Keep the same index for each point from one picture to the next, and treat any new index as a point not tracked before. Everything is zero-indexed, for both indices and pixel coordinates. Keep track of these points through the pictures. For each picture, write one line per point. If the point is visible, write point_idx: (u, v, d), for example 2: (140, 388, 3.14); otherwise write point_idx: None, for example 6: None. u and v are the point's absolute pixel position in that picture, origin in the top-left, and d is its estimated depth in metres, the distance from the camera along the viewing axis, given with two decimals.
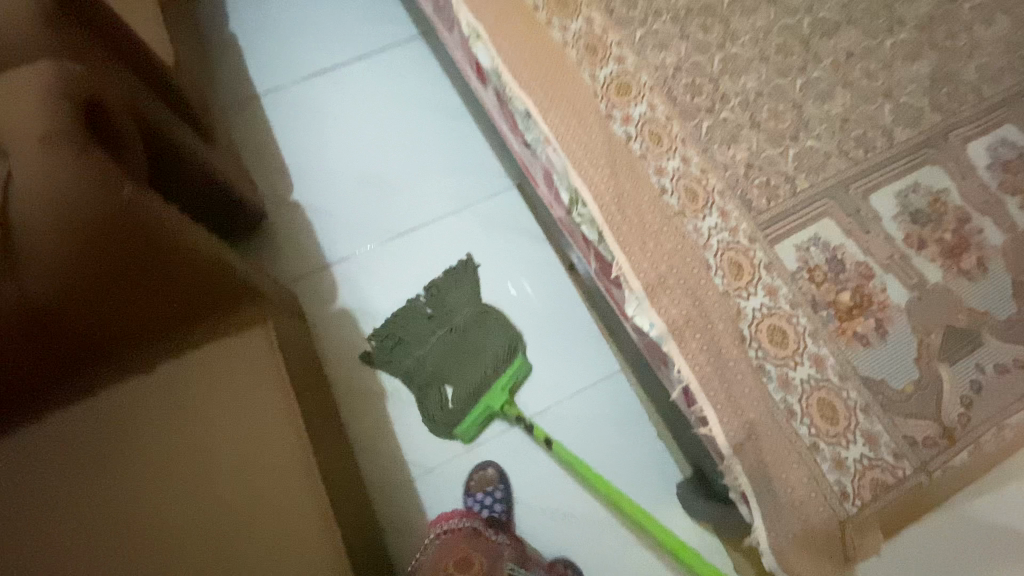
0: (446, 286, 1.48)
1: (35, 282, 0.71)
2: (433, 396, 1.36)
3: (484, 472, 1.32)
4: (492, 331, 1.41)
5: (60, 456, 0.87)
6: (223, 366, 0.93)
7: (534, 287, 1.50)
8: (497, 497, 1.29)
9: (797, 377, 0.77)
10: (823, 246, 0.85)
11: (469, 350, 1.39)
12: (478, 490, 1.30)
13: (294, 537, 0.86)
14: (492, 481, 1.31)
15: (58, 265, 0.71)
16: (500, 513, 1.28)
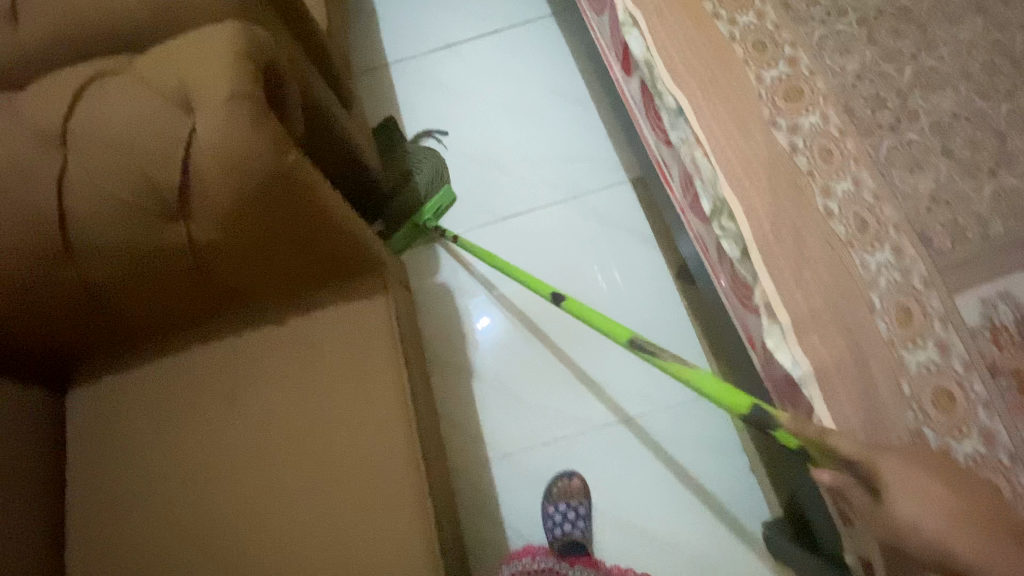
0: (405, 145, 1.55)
1: (202, 231, 0.75)
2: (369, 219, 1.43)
3: (569, 481, 1.29)
4: (426, 168, 1.50)
5: (195, 387, 0.95)
6: (343, 326, 0.96)
7: (623, 277, 1.47)
8: (579, 513, 1.25)
9: (960, 450, 0.68)
10: (1018, 306, 0.73)
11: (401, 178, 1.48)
12: (561, 500, 1.27)
13: (389, 505, 0.88)
14: (576, 493, 1.27)
15: (221, 218, 0.74)
16: (582, 529, 1.24)
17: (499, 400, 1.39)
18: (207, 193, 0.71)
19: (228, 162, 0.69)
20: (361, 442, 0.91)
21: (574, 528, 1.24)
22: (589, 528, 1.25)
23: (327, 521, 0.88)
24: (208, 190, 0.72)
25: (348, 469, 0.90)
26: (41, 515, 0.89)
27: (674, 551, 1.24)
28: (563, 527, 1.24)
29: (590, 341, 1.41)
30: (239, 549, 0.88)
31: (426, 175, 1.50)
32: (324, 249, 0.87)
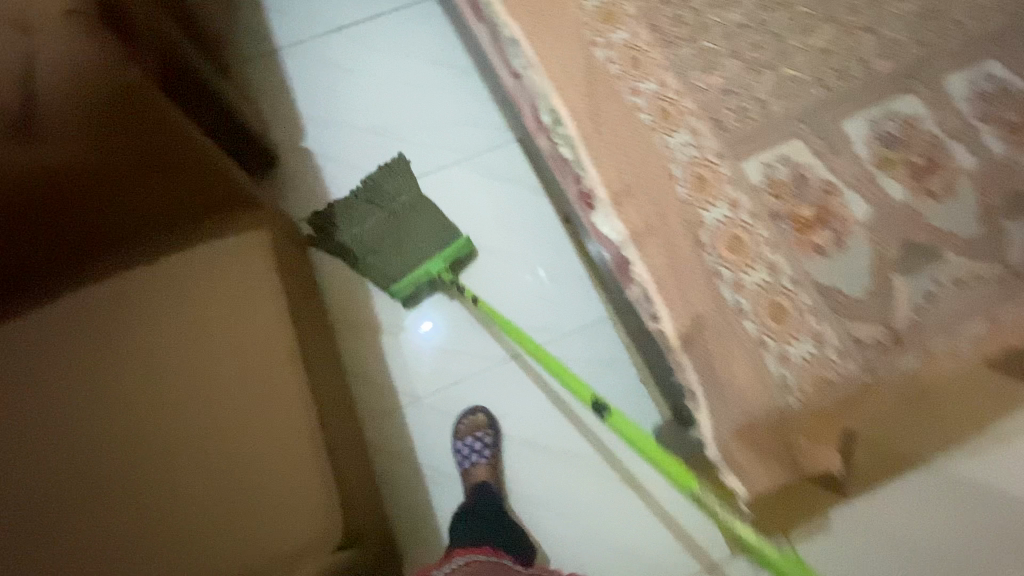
0: (383, 176, 1.53)
1: (53, 147, 0.85)
2: (372, 265, 1.42)
3: (475, 416, 1.37)
4: (435, 212, 1.45)
5: (72, 333, 0.95)
6: (222, 262, 0.99)
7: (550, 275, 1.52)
8: (486, 442, 1.33)
9: (750, 281, 0.79)
10: (791, 165, 0.87)
11: (408, 223, 1.44)
12: (467, 434, 1.34)
13: (276, 423, 0.91)
14: (481, 426, 1.35)
15: (68, 130, 0.84)
16: (488, 458, 1.31)
17: (404, 348, 1.45)
18: (52, 107, 0.83)
19: (69, 74, 0.83)
20: (241, 365, 0.93)
21: (481, 458, 1.31)
22: (495, 454, 1.33)
23: (208, 440, 0.89)
24: (52, 102, 0.83)
25: (228, 391, 0.92)
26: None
27: (580, 463, 1.34)
28: (470, 458, 1.31)
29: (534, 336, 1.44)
30: (117, 476, 0.87)
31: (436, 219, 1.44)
32: (186, 176, 0.95)
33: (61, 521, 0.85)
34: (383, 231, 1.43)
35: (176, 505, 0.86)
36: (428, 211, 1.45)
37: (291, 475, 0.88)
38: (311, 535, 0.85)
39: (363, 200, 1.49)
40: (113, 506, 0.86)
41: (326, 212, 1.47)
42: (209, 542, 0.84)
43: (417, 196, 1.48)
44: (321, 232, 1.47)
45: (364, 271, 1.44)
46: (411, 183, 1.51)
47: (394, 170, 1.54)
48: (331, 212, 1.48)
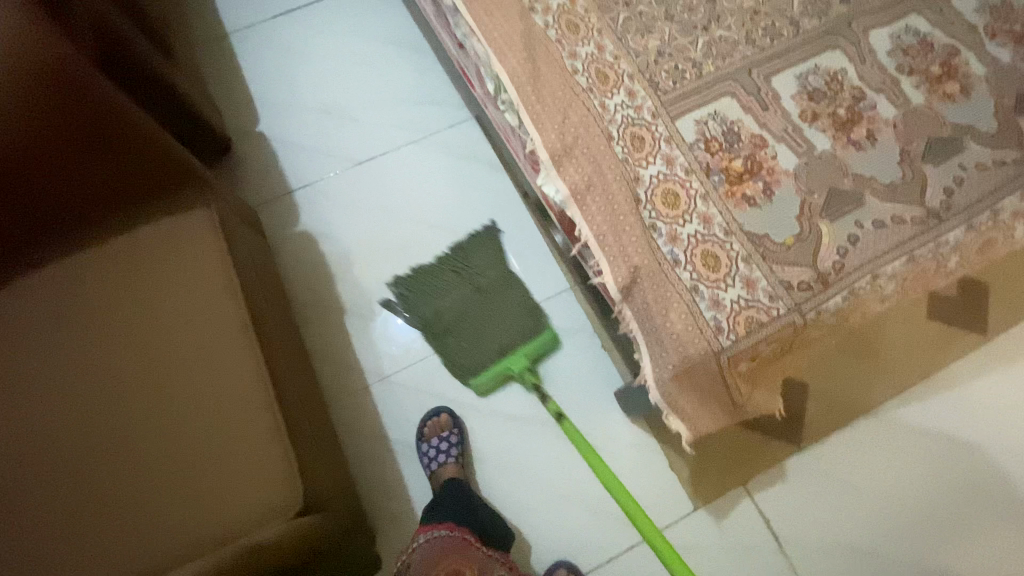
0: (473, 249, 1.51)
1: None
2: (449, 346, 1.38)
3: (438, 418, 1.36)
4: (519, 297, 1.43)
5: (16, 318, 0.94)
6: (167, 240, 0.99)
7: (518, 260, 1.52)
8: (452, 442, 1.31)
9: (684, 233, 0.82)
10: (723, 121, 0.90)
11: (490, 309, 1.40)
12: (433, 436, 1.33)
13: (231, 391, 0.92)
14: (447, 427, 1.34)
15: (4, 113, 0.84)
16: (454, 458, 1.29)
17: (370, 329, 1.47)
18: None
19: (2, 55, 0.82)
20: (193, 341, 0.94)
21: (447, 458, 1.29)
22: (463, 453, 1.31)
23: (164, 416, 0.90)
24: None
25: (182, 367, 0.92)
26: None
27: (547, 428, 1.37)
28: (436, 459, 1.29)
29: None
30: (71, 456, 0.87)
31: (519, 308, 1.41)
32: (129, 156, 0.96)
33: (13, 504, 0.84)
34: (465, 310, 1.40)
35: (134, 480, 0.86)
36: (511, 298, 1.42)
37: (250, 443, 0.89)
38: (273, 499, 0.86)
39: (448, 270, 1.47)
40: (67, 485, 0.86)
41: (405, 279, 1.49)
42: (169, 513, 0.85)
43: (503, 275, 1.46)
44: (401, 299, 1.47)
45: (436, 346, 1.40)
46: (498, 262, 1.48)
47: (485, 242, 1.52)
48: (414, 280, 1.48)
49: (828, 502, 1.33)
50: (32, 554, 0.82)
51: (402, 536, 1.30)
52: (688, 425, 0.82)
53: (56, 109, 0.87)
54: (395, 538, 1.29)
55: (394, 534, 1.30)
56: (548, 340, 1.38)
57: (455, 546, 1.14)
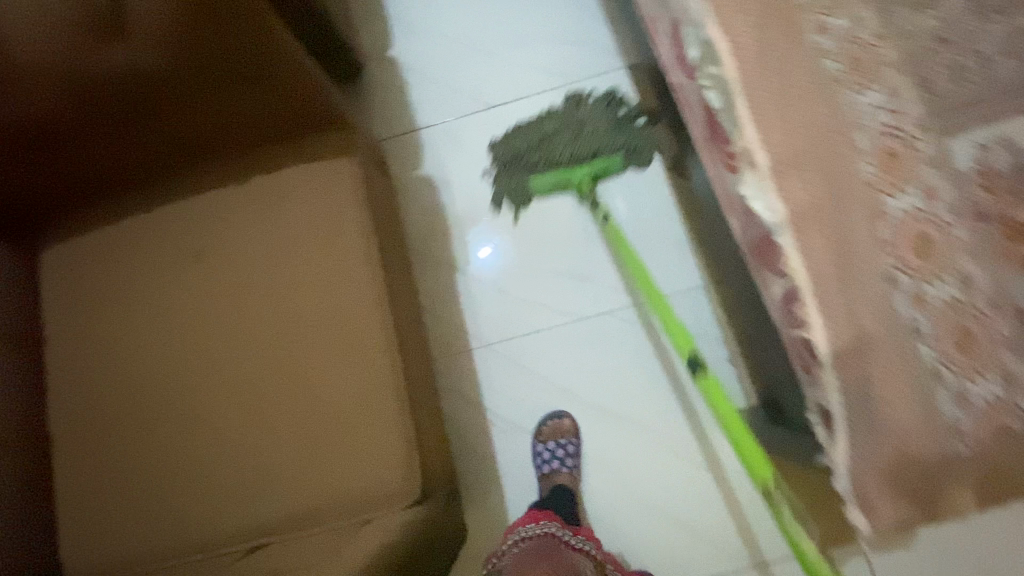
0: (591, 101, 1.41)
1: (149, 56, 0.76)
2: (522, 164, 1.40)
3: (559, 421, 1.29)
4: (618, 142, 1.35)
5: (157, 244, 0.91)
6: (309, 187, 0.91)
7: (648, 244, 1.34)
8: (568, 451, 1.25)
9: (934, 295, 0.64)
10: (1017, 150, 0.67)
11: (571, 131, 1.37)
12: (550, 438, 1.27)
13: (358, 362, 0.87)
14: (567, 433, 1.27)
15: (167, 39, 0.75)
16: (570, 468, 1.24)
17: (478, 292, 1.39)
18: (154, 14, 0.74)
19: None
20: (328, 305, 0.88)
21: (562, 466, 1.24)
22: (578, 465, 1.25)
23: (295, 381, 0.87)
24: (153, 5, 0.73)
25: (315, 330, 0.88)
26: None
27: (652, 434, 1.27)
28: (551, 463, 1.25)
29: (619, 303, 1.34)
30: (208, 406, 0.87)
31: (602, 136, 1.36)
32: (281, 97, 0.84)
33: (158, 443, 0.87)
34: (554, 143, 1.37)
35: (260, 433, 0.86)
36: (600, 125, 1.37)
37: (374, 425, 0.85)
38: (392, 490, 0.83)
39: (556, 115, 1.40)
40: (205, 435, 0.86)
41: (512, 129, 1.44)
42: (295, 482, 0.84)
43: (611, 125, 1.37)
44: (504, 144, 1.42)
45: (510, 165, 1.41)
46: (605, 103, 1.40)
47: (608, 101, 1.41)
48: (521, 126, 1.43)
49: None
50: (175, 496, 0.85)
51: (488, 507, 1.29)
52: (876, 525, 0.70)
53: (217, 44, 0.77)
54: (483, 509, 1.28)
55: (483, 505, 1.29)
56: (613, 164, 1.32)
57: (544, 541, 1.09)
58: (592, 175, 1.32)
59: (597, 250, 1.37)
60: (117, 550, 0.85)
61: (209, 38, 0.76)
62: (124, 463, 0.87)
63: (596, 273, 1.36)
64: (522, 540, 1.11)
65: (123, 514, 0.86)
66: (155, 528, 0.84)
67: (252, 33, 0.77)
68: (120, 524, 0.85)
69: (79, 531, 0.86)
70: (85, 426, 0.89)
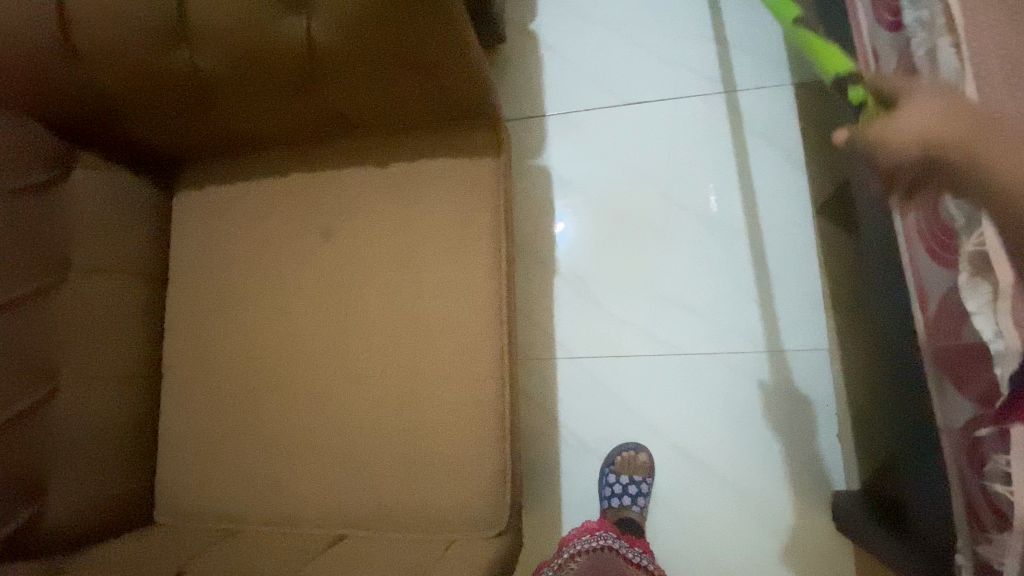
0: None
1: (323, 35, 0.71)
2: None
3: (635, 454, 1.21)
4: None
5: (286, 213, 0.90)
6: (452, 185, 0.85)
7: (775, 291, 1.24)
8: (641, 490, 1.18)
9: None
10: None
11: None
12: (624, 472, 1.20)
13: (469, 379, 0.83)
14: (642, 468, 1.20)
15: (346, 19, 0.69)
16: (641, 506, 1.18)
17: (576, 301, 1.32)
18: None
19: None
20: (447, 310, 0.84)
21: (632, 504, 1.18)
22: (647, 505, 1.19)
23: (402, 381, 0.84)
24: None
25: (430, 334, 0.85)
26: (121, 328, 0.88)
27: (732, 490, 1.19)
28: (621, 499, 1.18)
29: (728, 346, 1.24)
30: (314, 389, 0.87)
31: None
32: (446, 91, 0.78)
33: (261, 414, 0.88)
34: None
35: (358, 426, 0.85)
36: None
37: (473, 448, 0.82)
38: (480, 516, 0.80)
39: None
40: (307, 417, 0.86)
41: None
42: (386, 483, 0.83)
43: None
44: None
45: None
46: None
47: None
48: None
49: None
50: (270, 469, 0.86)
51: (545, 522, 1.26)
52: None
53: (394, 33, 0.70)
54: (539, 522, 1.26)
55: (540, 518, 1.27)
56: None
57: (602, 557, 1.09)
58: None
59: (714, 284, 1.26)
60: (209, 506, 0.87)
61: (388, 26, 0.69)
62: (223, 423, 0.89)
63: (709, 308, 1.26)
64: (579, 554, 1.11)
65: (220, 474, 0.88)
66: (248, 495, 0.86)
67: (434, 27, 0.70)
68: (215, 483, 0.88)
69: (174, 477, 0.89)
70: (190, 378, 0.91)
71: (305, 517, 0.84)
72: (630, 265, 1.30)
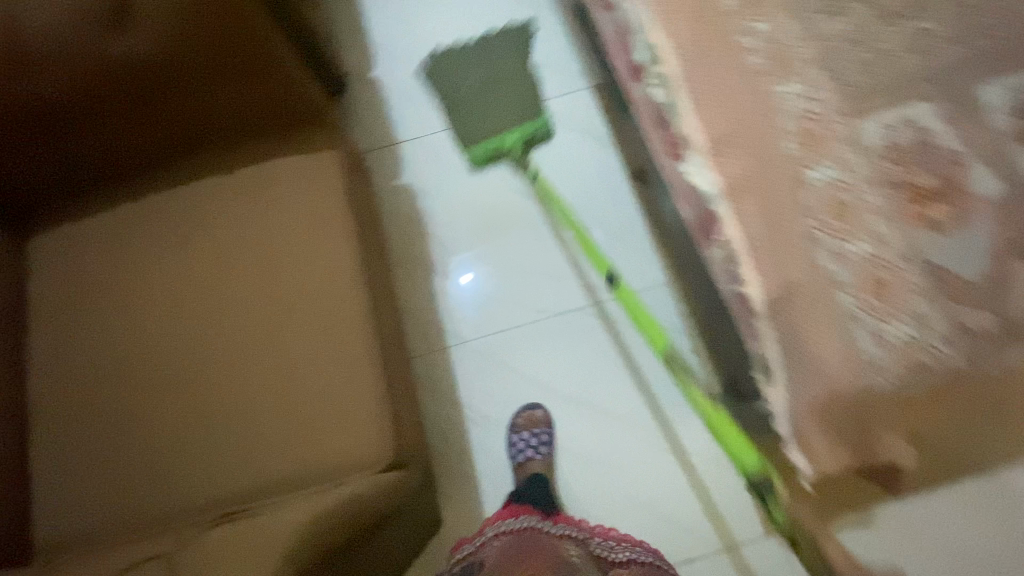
0: None
1: (149, 53, 0.85)
2: None
3: (532, 412, 1.34)
4: None
5: (146, 231, 0.97)
6: (294, 178, 0.98)
7: (614, 248, 1.44)
8: (542, 440, 1.30)
9: (854, 250, 0.73)
10: (916, 129, 0.77)
11: (494, 106, 1.49)
12: (524, 429, 1.32)
13: (335, 338, 0.91)
14: (540, 423, 1.32)
15: (168, 39, 0.85)
16: (543, 456, 1.29)
17: (455, 293, 1.45)
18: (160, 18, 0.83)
19: None
20: (306, 283, 0.93)
21: (536, 454, 1.29)
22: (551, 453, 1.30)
23: (278, 353, 0.91)
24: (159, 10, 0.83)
25: (292, 307, 0.92)
26: None
27: (620, 423, 1.32)
28: (525, 453, 1.29)
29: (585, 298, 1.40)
30: (193, 380, 0.90)
31: None
32: (272, 92, 0.94)
33: (143, 416, 0.89)
34: None
35: (237, 405, 0.89)
36: None
37: (350, 398, 0.88)
38: (367, 452, 0.85)
39: None
40: (185, 411, 0.89)
41: None
42: (280, 447, 0.87)
43: None
44: None
45: None
46: None
47: None
48: None
49: (916, 559, 1.22)
50: (160, 465, 0.87)
51: (467, 504, 1.30)
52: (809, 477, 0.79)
53: (214, 45, 0.86)
54: (462, 505, 1.30)
55: (463, 502, 1.31)
56: (541, 128, 1.49)
57: (523, 535, 1.18)
58: (520, 140, 1.47)
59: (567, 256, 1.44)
60: (97, 528, 0.85)
61: (208, 41, 0.86)
62: (98, 440, 0.89)
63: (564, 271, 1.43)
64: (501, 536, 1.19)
65: (107, 484, 0.86)
66: (140, 496, 0.86)
67: (248, 38, 0.87)
68: (100, 503, 0.86)
69: (53, 508, 0.87)
70: (62, 405, 0.91)
71: (202, 500, 0.85)
72: (493, 253, 1.47)
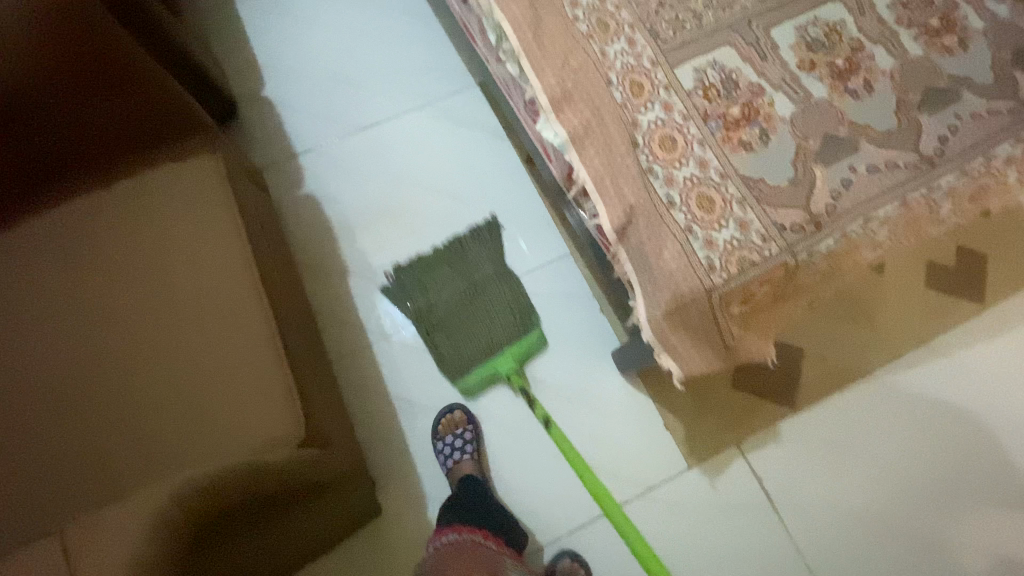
0: None
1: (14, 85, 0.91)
2: None
3: (452, 414, 1.36)
4: None
5: (25, 253, 0.96)
6: (176, 184, 1.01)
7: (516, 226, 1.53)
8: (466, 439, 1.32)
9: (681, 175, 0.84)
10: (720, 69, 0.91)
11: (476, 325, 1.39)
12: (448, 434, 1.34)
13: (232, 327, 0.93)
14: (461, 423, 1.34)
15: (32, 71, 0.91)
16: (470, 454, 1.30)
17: (369, 291, 1.48)
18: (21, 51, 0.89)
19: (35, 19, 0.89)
20: (197, 281, 0.95)
21: (463, 455, 1.30)
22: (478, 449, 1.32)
23: (173, 348, 0.91)
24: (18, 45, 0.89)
25: (184, 305, 0.94)
26: None
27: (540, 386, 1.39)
28: (453, 456, 1.31)
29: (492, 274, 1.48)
30: (84, 386, 0.89)
31: None
32: (144, 106, 1.01)
33: (31, 431, 0.86)
34: None
35: (135, 407, 0.88)
36: None
37: (253, 382, 0.90)
38: (275, 431, 0.87)
39: None
40: (80, 422, 0.87)
41: None
42: (181, 438, 0.86)
43: None
44: None
45: None
46: None
47: None
48: None
49: (820, 462, 1.35)
50: (51, 475, 0.84)
51: (407, 489, 1.33)
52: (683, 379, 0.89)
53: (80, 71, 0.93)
54: (403, 490, 1.33)
55: (402, 488, 1.33)
56: (537, 344, 1.39)
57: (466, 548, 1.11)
58: (514, 365, 1.36)
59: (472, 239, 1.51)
60: None
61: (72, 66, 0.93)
62: None
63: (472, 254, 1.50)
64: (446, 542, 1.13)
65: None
66: (33, 509, 0.83)
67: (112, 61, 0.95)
68: None
69: None
70: None
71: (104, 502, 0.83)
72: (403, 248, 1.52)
